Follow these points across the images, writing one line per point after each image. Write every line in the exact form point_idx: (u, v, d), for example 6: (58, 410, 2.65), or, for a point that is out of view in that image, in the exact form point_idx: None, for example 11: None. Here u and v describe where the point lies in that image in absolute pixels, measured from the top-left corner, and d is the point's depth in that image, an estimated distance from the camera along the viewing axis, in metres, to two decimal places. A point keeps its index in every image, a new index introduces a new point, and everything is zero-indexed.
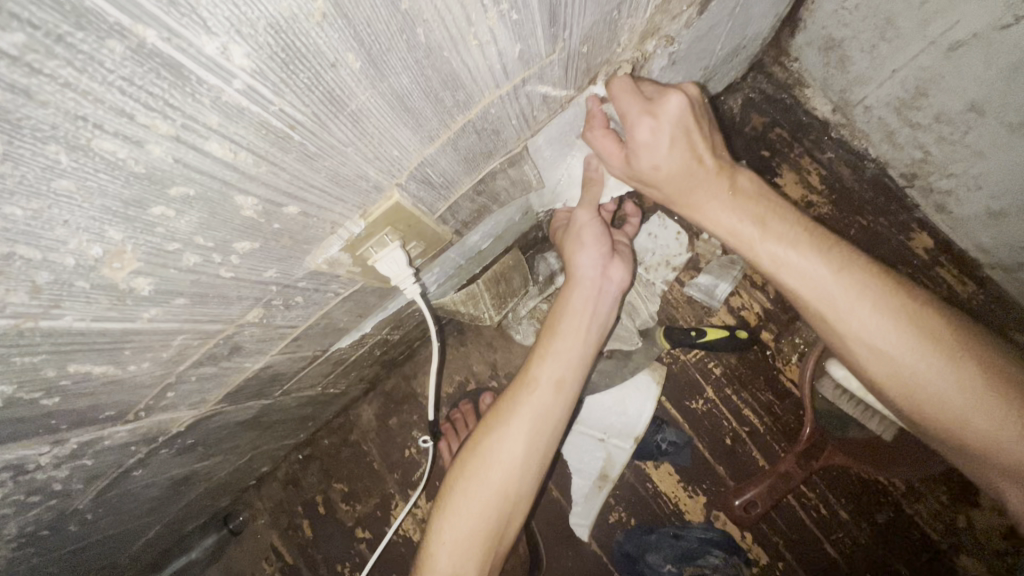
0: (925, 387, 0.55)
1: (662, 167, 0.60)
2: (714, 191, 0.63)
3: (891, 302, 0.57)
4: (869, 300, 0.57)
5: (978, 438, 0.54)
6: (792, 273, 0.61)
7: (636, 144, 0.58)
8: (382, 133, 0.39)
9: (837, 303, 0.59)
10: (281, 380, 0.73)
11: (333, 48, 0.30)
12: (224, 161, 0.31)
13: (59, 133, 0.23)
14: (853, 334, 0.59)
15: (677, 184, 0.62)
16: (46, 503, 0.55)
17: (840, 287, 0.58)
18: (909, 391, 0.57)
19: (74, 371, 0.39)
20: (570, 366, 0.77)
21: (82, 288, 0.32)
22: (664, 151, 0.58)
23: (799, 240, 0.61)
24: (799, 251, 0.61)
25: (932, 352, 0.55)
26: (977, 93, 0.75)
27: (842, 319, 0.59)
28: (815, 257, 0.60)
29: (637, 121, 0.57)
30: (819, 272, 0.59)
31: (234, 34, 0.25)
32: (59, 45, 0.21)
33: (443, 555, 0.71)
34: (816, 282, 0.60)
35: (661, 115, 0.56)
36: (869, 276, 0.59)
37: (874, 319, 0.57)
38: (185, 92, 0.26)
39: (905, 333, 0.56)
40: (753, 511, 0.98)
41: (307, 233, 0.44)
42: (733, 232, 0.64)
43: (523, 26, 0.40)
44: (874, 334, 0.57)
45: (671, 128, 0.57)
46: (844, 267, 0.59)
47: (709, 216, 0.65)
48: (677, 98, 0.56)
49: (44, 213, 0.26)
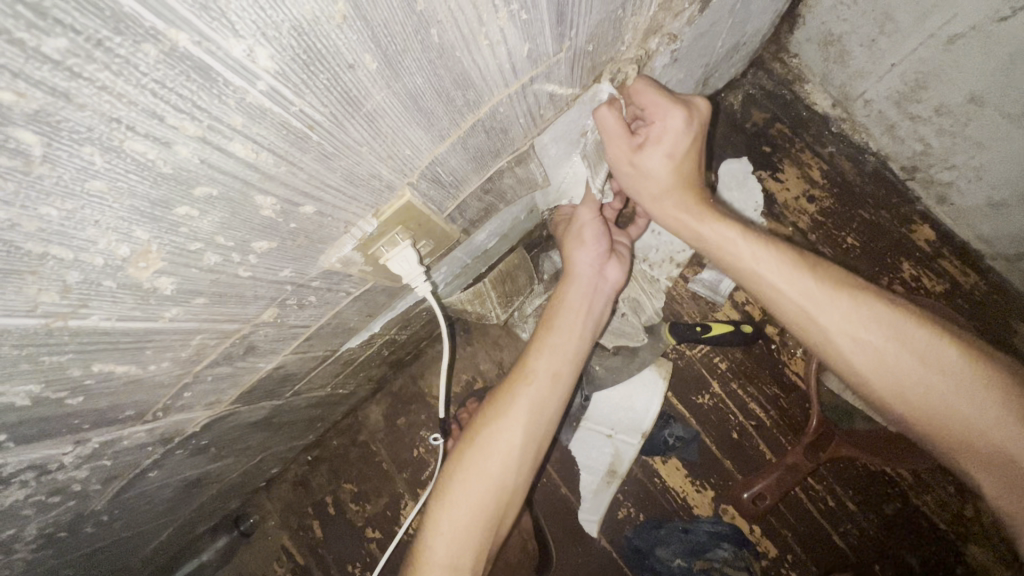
0: (909, 376, 0.57)
1: (674, 160, 0.64)
2: (699, 196, 0.69)
3: (862, 297, 0.61)
4: (843, 296, 0.61)
5: (960, 424, 0.55)
6: (770, 271, 0.64)
7: (660, 132, 0.62)
8: (395, 132, 0.40)
9: (815, 298, 0.61)
10: (293, 380, 0.74)
11: (351, 50, 0.30)
12: (246, 161, 0.32)
13: (95, 134, 0.24)
14: (834, 328, 0.60)
15: (677, 180, 0.67)
16: (66, 503, 0.56)
17: (814, 285, 0.62)
18: (893, 381, 0.58)
19: (99, 370, 0.39)
20: (565, 359, 0.78)
21: (110, 288, 0.33)
22: (684, 144, 0.64)
23: (773, 246, 0.66)
24: (775, 253, 0.65)
25: (909, 339, 0.58)
26: (977, 85, 0.76)
27: (822, 313, 0.61)
28: (789, 261, 0.64)
29: (673, 110, 0.61)
30: (792, 272, 0.63)
31: (260, 37, 0.26)
32: (98, 50, 0.21)
33: (441, 545, 0.70)
34: (794, 280, 0.63)
35: (691, 113, 0.63)
36: (840, 277, 0.63)
37: (851, 312, 0.60)
38: (212, 94, 0.27)
39: (881, 324, 0.59)
40: (761, 503, 0.98)
41: (322, 232, 0.45)
42: (714, 236, 0.68)
43: (532, 25, 0.41)
44: (854, 326, 0.59)
45: (697, 126, 0.64)
46: (815, 268, 0.63)
47: (690, 220, 0.69)
48: (703, 105, 0.64)
49: (77, 213, 0.27)
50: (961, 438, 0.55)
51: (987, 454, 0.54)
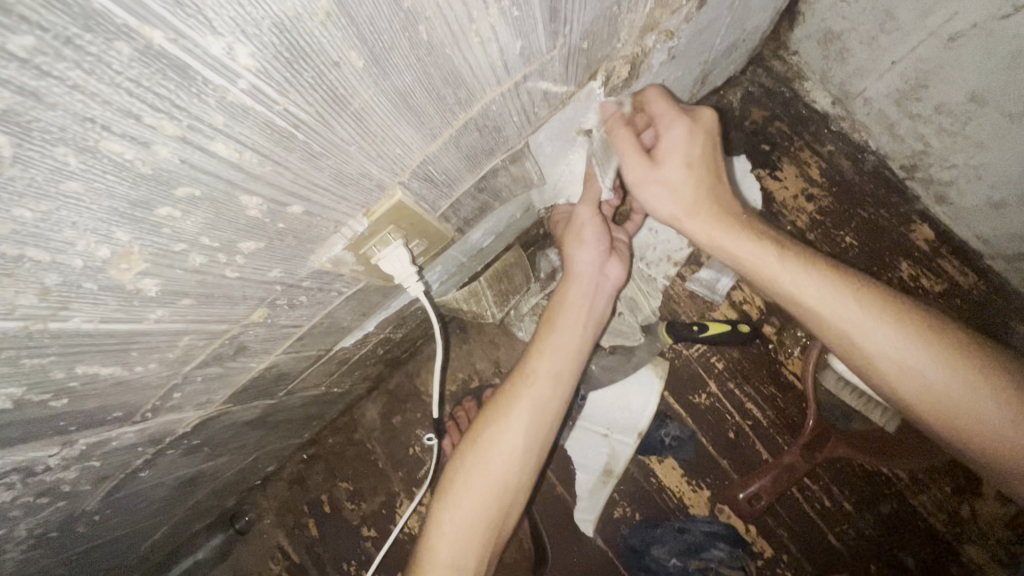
0: (962, 406, 0.55)
1: (690, 170, 0.65)
2: (732, 211, 0.67)
3: (910, 322, 0.59)
4: (890, 320, 0.59)
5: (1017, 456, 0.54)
6: (812, 296, 0.62)
7: (668, 145, 0.64)
8: (385, 131, 0.39)
9: (861, 324, 0.60)
10: (286, 380, 0.73)
11: (336, 47, 0.30)
12: (229, 161, 0.31)
13: (68, 134, 0.23)
14: (882, 355, 0.59)
15: (699, 191, 0.66)
16: (56, 504, 0.56)
17: (860, 309, 0.60)
18: (944, 410, 0.57)
19: (83, 372, 0.39)
20: (567, 359, 0.77)
21: (90, 290, 0.32)
22: (697, 150, 0.65)
23: (814, 267, 0.63)
24: (817, 276, 0.63)
25: (961, 368, 0.56)
26: (978, 83, 0.76)
27: (869, 341, 0.60)
28: (831, 283, 0.62)
29: (676, 119, 0.64)
30: (836, 297, 0.61)
31: (240, 34, 0.25)
32: (67, 47, 0.21)
33: (444, 545, 0.70)
34: (837, 304, 0.61)
35: (697, 121, 0.65)
36: (885, 298, 0.61)
37: (898, 338, 0.58)
38: (191, 93, 0.26)
39: (932, 351, 0.57)
40: (757, 504, 0.99)
41: (311, 232, 0.44)
42: (748, 258, 0.65)
43: (524, 23, 0.40)
44: (902, 353, 0.58)
45: (705, 134, 0.65)
46: (860, 290, 0.61)
47: (726, 238, 0.66)
48: (709, 113, 0.66)
49: (52, 215, 0.26)
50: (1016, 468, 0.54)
51: None
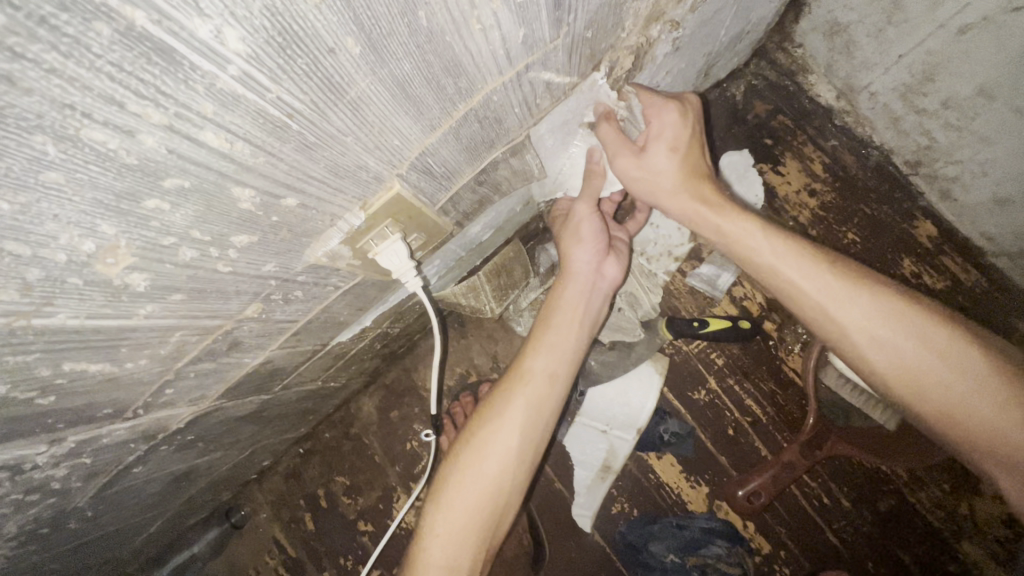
0: (929, 376, 0.56)
1: (678, 154, 0.65)
2: (716, 189, 0.67)
3: (884, 295, 0.60)
4: (864, 292, 0.60)
5: (982, 427, 0.55)
6: (792, 268, 0.63)
7: (659, 129, 0.64)
8: (382, 121, 0.38)
9: (835, 295, 0.61)
10: (281, 375, 0.72)
11: (331, 32, 0.28)
12: (220, 152, 0.30)
13: (46, 121, 0.22)
14: (852, 324, 0.60)
15: (684, 175, 0.66)
16: (45, 501, 0.55)
17: (835, 281, 0.61)
18: (912, 380, 0.57)
19: (70, 369, 0.38)
20: (563, 358, 0.76)
21: (75, 285, 0.31)
22: (686, 136, 0.65)
23: (793, 241, 0.65)
24: (795, 249, 0.64)
25: (931, 339, 0.57)
26: (986, 78, 0.74)
27: (841, 310, 0.60)
28: (811, 257, 0.63)
29: (667, 104, 0.64)
30: (812, 269, 0.62)
31: (228, 16, 0.24)
32: (42, 28, 0.19)
33: (438, 547, 0.70)
34: (813, 275, 0.62)
35: (687, 107, 0.65)
36: (862, 273, 0.62)
37: (870, 309, 0.59)
38: (177, 78, 0.25)
39: (903, 324, 0.58)
40: (756, 500, 0.98)
41: (305, 226, 0.42)
42: (728, 232, 0.67)
43: (528, 9, 0.39)
44: (873, 324, 0.59)
45: (693, 121, 0.66)
46: (837, 263, 0.62)
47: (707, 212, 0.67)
48: (697, 101, 0.67)
49: (32, 208, 0.25)
50: (981, 439, 0.55)
51: (1008, 458, 0.54)
